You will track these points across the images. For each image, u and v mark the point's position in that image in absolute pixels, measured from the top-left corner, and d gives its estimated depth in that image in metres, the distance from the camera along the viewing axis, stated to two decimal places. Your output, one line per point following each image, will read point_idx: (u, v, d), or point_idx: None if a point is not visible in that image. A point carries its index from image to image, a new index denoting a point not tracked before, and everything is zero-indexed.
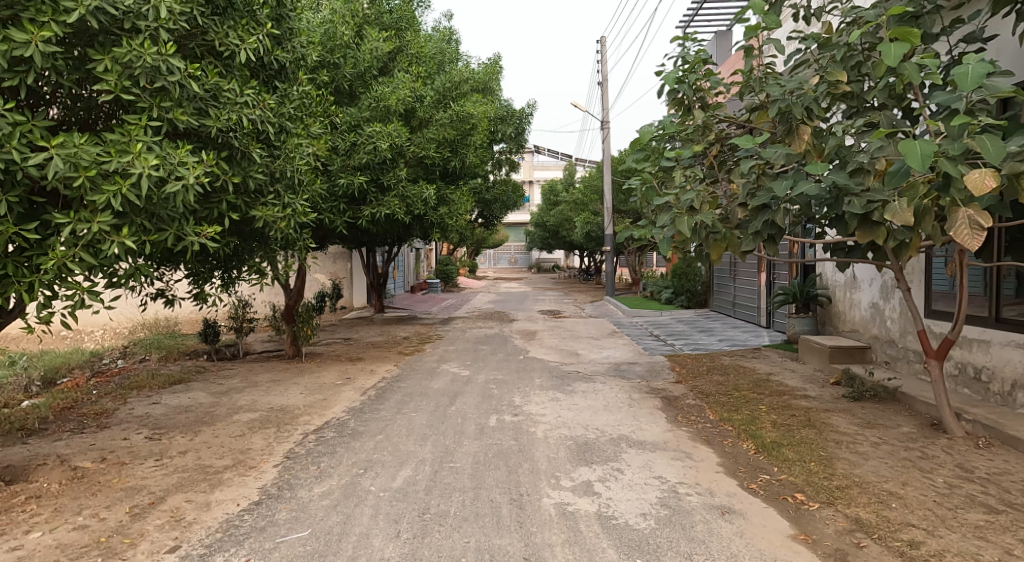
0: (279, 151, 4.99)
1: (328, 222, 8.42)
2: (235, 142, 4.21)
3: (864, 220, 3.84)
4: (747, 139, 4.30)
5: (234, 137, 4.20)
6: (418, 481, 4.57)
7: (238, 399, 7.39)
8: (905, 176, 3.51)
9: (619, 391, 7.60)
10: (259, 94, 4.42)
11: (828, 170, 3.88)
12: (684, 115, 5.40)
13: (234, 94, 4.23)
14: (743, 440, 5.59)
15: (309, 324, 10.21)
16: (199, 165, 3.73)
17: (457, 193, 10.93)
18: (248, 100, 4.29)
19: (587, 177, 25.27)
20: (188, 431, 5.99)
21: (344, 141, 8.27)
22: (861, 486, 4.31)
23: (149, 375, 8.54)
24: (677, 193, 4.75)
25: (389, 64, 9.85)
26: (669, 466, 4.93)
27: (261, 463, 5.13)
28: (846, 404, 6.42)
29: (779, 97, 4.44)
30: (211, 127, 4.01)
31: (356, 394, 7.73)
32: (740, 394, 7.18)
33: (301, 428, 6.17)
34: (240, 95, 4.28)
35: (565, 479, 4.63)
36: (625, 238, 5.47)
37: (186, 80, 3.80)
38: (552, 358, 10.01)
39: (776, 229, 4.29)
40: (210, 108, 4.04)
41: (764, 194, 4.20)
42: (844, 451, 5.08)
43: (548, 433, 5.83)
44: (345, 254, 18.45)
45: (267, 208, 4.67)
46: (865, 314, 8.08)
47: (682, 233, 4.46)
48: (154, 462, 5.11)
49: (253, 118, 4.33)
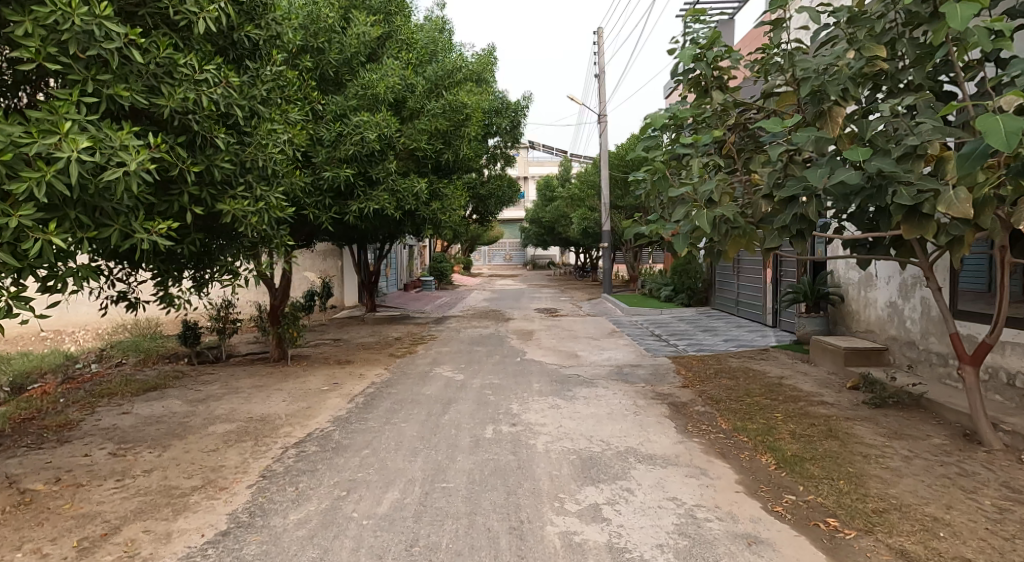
0: (250, 138, 4.40)
1: (311, 218, 7.89)
2: (193, 125, 3.69)
3: (910, 214, 3.40)
4: (774, 122, 3.80)
5: (191, 119, 3.68)
6: (406, 507, 4.09)
7: (216, 408, 6.89)
8: (981, 161, 2.88)
9: (623, 397, 7.15)
10: (221, 70, 3.88)
11: (870, 155, 3.40)
12: (699, 99, 4.83)
13: (193, 70, 3.71)
14: (761, 454, 5.15)
15: (295, 325, 9.70)
16: (146, 150, 3.22)
17: (451, 188, 10.43)
18: (209, 76, 3.77)
19: (585, 172, 24.80)
20: (157, 446, 5.49)
21: (329, 132, 7.69)
22: (901, 509, 3.87)
23: (123, 381, 8.03)
24: (694, 184, 4.28)
25: (377, 51, 9.26)
26: (683, 486, 4.47)
27: (233, 483, 4.65)
28: (868, 412, 6.00)
29: (811, 74, 3.91)
30: (163, 107, 3.52)
31: (342, 401, 7.24)
32: (752, 400, 6.74)
33: (281, 442, 5.68)
34: (200, 71, 3.76)
35: (570, 502, 4.17)
36: (634, 234, 4.99)
37: (128, 48, 3.29)
38: (551, 360, 9.53)
39: (806, 225, 3.84)
40: (162, 86, 3.55)
41: (795, 185, 3.73)
42: (874, 467, 4.64)
43: (549, 447, 5.37)
44: (335, 253, 17.89)
45: (235, 201, 4.15)
46: (881, 313, 7.67)
47: (701, 229, 3.99)
48: (114, 483, 4.61)
49: (215, 98, 3.81)
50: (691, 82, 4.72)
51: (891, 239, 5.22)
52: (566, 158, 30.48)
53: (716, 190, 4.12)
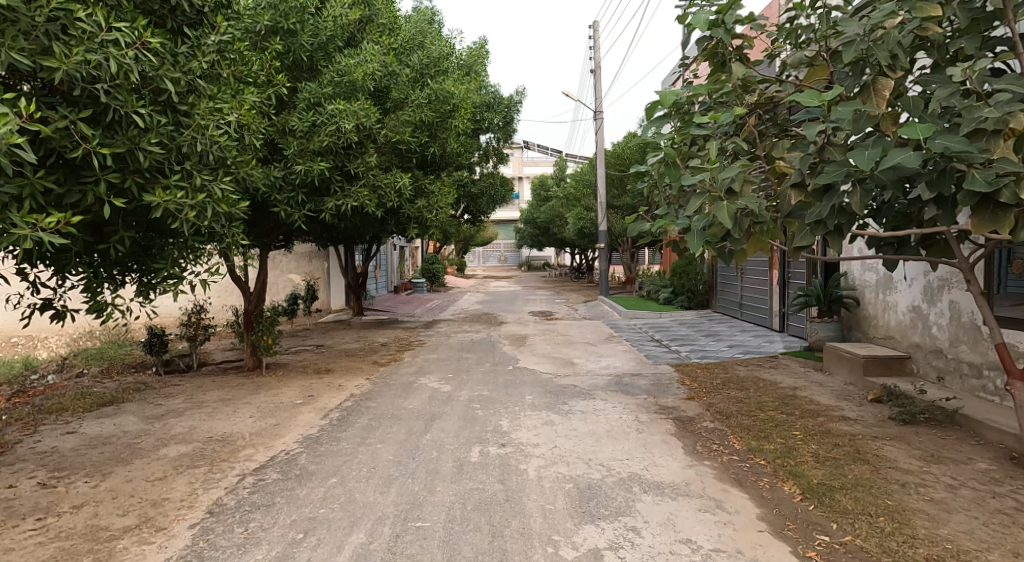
0: (188, 118, 3.74)
1: (283, 216, 7.22)
2: (100, 94, 3.07)
3: (982, 205, 2.82)
4: (810, 94, 3.16)
5: (98, 87, 3.06)
6: (371, 554, 3.44)
7: (173, 426, 6.22)
8: None
9: (624, 412, 6.52)
10: (134, 28, 3.22)
11: (933, 133, 2.79)
12: (715, 73, 4.18)
13: (97, 28, 3.07)
14: (783, 482, 4.52)
15: (271, 332, 9.04)
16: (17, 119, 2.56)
17: (437, 184, 9.77)
18: (120, 36, 3.12)
19: (580, 171, 24.17)
20: (96, 473, 4.82)
21: (302, 121, 7.08)
22: (959, 557, 3.26)
23: (78, 394, 7.35)
24: (713, 169, 3.64)
25: (356, 35, 8.51)
26: (697, 524, 3.84)
27: (173, 522, 3.99)
28: (896, 429, 5.38)
29: (852, 38, 3.26)
30: (55, 71, 2.88)
31: (316, 417, 6.58)
32: (766, 416, 6.11)
33: (238, 468, 5.01)
34: (108, 30, 3.11)
35: (566, 547, 3.53)
36: (638, 232, 4.35)
37: None
38: (545, 369, 8.89)
39: (847, 219, 3.24)
40: (53, 44, 2.91)
41: (836, 171, 3.11)
42: (916, 499, 4.03)
43: (542, 473, 4.73)
44: (320, 254, 17.19)
45: (169, 191, 3.49)
46: (902, 319, 7.08)
47: (722, 224, 3.37)
48: (32, 524, 3.94)
49: (129, 63, 3.15)
50: (707, 53, 4.08)
51: (923, 237, 4.65)
52: (562, 157, 29.89)
53: (737, 177, 3.50)
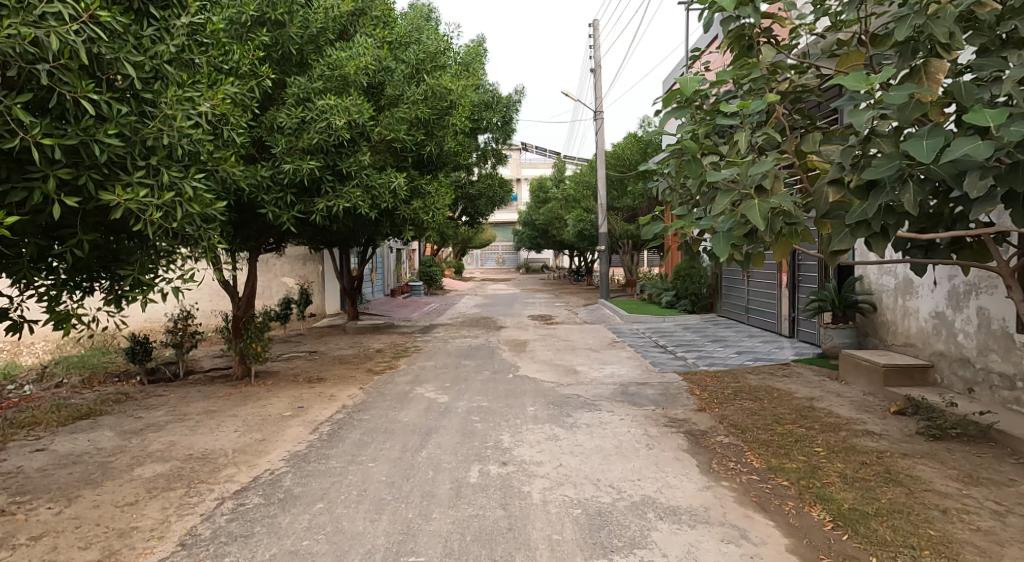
0: (154, 109, 3.38)
1: (271, 217, 6.83)
2: (41, 75, 2.71)
3: None
4: (857, 77, 2.83)
5: (38, 67, 2.70)
6: None
7: (151, 442, 5.81)
8: None
9: (631, 425, 6.14)
10: (79, 1, 2.85)
11: (1005, 120, 2.47)
12: (739, 58, 3.88)
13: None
14: (810, 507, 4.14)
15: (260, 339, 8.65)
16: None
17: (434, 184, 9.41)
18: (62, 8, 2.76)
19: (580, 172, 23.81)
20: (61, 498, 4.42)
21: (290, 118, 6.71)
22: None
23: (53, 407, 6.93)
24: (741, 164, 3.29)
25: (349, 28, 8.15)
26: (722, 558, 3.46)
27: (140, 557, 3.59)
28: (926, 445, 5.02)
29: (901, 16, 2.93)
30: None
31: (304, 431, 6.18)
32: (784, 430, 5.73)
33: (217, 491, 4.60)
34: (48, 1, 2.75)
35: None
36: (653, 235, 3.98)
37: None
38: (546, 377, 8.51)
39: (895, 219, 2.89)
40: None
41: (886, 164, 2.76)
42: (961, 529, 3.66)
43: (548, 497, 4.35)
44: (314, 257, 16.81)
45: (131, 190, 3.10)
46: (924, 325, 6.73)
47: (753, 223, 3.01)
48: None
49: (77, 39, 2.79)
50: (734, 35, 3.78)
51: (951, 240, 4.29)
52: (560, 157, 29.45)
53: (769, 173, 3.15)
